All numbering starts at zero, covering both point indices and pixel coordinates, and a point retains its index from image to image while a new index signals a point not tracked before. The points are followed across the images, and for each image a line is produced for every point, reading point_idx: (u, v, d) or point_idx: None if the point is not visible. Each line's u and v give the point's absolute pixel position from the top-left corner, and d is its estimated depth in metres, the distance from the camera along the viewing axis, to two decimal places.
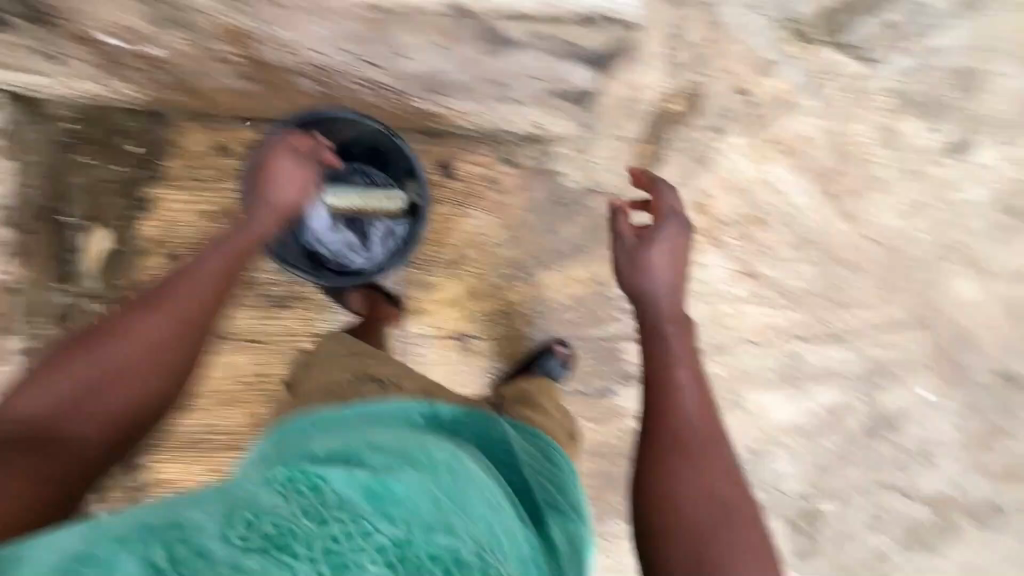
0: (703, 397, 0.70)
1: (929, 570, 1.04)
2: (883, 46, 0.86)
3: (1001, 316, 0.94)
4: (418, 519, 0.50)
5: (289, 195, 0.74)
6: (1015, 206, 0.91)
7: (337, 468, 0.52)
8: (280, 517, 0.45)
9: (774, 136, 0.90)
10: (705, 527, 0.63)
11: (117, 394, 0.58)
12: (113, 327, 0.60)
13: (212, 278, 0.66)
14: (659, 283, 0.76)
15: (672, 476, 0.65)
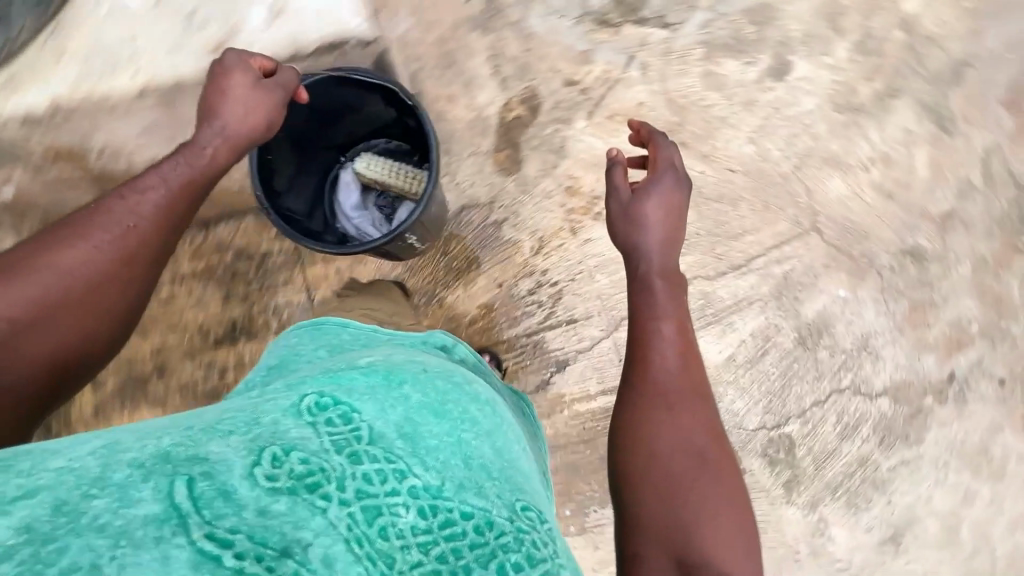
0: (682, 352, 0.71)
1: (918, 462, 1.02)
2: (675, 12, 1.03)
3: (873, 199, 1.04)
4: (450, 470, 0.50)
5: (239, 117, 0.76)
6: (842, 103, 1.05)
7: (371, 402, 0.53)
8: (310, 455, 0.44)
9: (612, 111, 1.02)
10: (683, 484, 0.62)
11: (60, 323, 0.62)
12: (39, 259, 0.62)
13: (159, 218, 0.69)
14: (645, 242, 0.79)
15: (653, 421, 0.66)
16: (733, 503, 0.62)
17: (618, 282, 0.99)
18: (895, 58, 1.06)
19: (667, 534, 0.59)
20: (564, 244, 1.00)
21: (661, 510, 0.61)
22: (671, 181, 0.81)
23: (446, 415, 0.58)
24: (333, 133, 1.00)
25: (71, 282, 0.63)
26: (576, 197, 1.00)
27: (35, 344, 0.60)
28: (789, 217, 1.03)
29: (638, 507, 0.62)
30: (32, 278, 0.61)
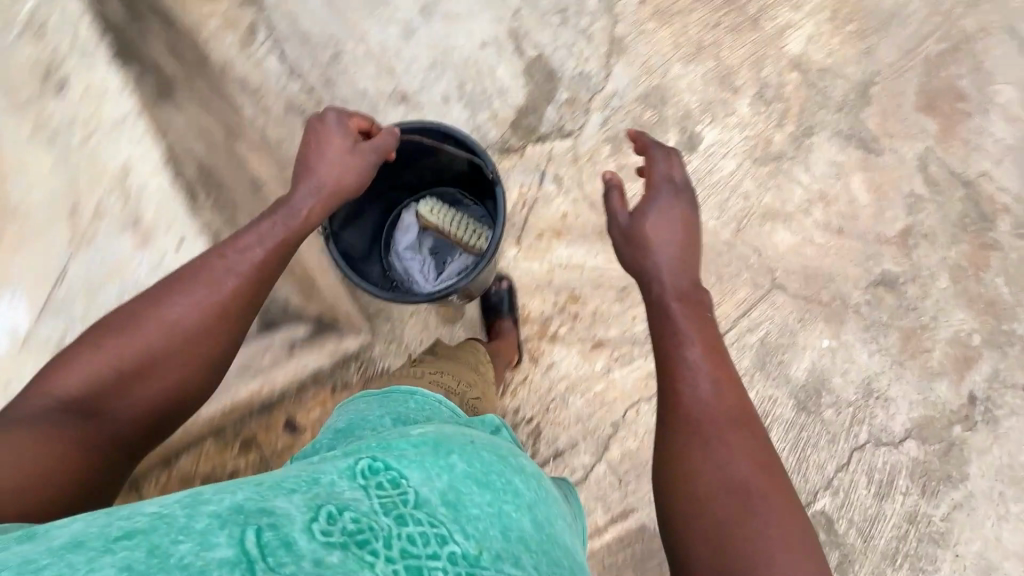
0: (717, 382, 0.59)
1: (973, 502, 0.92)
2: (572, 120, 1.05)
3: (824, 239, 1.01)
4: (493, 539, 0.42)
5: (330, 173, 0.75)
6: (761, 156, 1.04)
7: (419, 465, 0.46)
8: (360, 512, 0.38)
9: (539, 229, 1.02)
10: (738, 526, 0.51)
11: (159, 379, 0.62)
12: (142, 313, 0.63)
13: (246, 271, 0.67)
14: (661, 262, 0.68)
15: (692, 457, 0.56)
16: (796, 542, 0.51)
17: (593, 400, 0.95)
18: (798, 97, 1.07)
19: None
20: (528, 375, 0.97)
21: (712, 554, 0.51)
22: (667, 198, 0.71)
23: (494, 485, 0.48)
24: (407, 178, 1.03)
25: (172, 337, 0.63)
26: (527, 325, 0.98)
27: (140, 393, 0.62)
28: (747, 281, 1.00)
29: (685, 550, 0.53)
30: (136, 334, 0.62)
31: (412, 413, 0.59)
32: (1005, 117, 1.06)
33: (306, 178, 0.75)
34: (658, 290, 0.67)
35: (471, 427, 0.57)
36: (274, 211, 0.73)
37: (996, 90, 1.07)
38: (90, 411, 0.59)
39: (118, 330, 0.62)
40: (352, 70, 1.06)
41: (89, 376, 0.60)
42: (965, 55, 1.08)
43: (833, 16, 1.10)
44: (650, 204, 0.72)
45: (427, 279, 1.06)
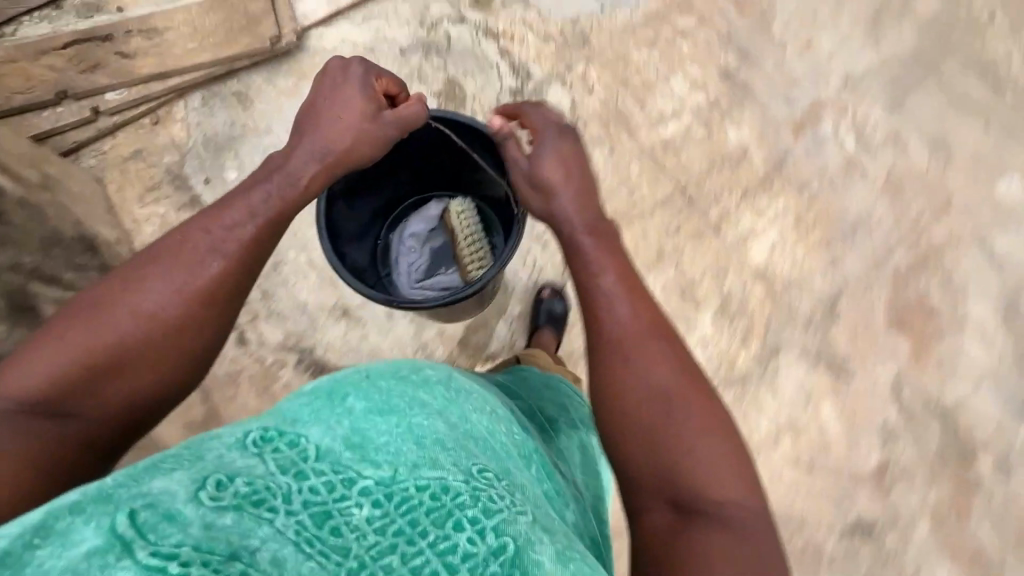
0: (633, 305, 0.59)
1: None
2: (521, 337, 1.01)
3: (793, 476, 0.95)
4: (406, 453, 0.44)
5: (345, 126, 0.69)
6: (724, 379, 0.98)
7: (317, 421, 0.45)
8: (255, 475, 0.39)
9: None
10: (663, 433, 0.53)
11: (148, 374, 0.54)
12: (113, 301, 0.54)
13: (236, 260, 0.60)
14: (560, 199, 0.67)
15: (617, 381, 0.57)
16: (721, 437, 0.54)
17: None
18: (763, 310, 1.01)
19: (654, 482, 0.53)
20: None
21: (647, 460, 0.54)
22: (555, 138, 0.71)
23: (397, 412, 0.48)
24: (444, 176, 1.08)
25: (154, 327, 0.55)
26: None
27: (126, 384, 0.53)
28: None
29: (626, 462, 0.55)
30: (109, 320, 0.53)
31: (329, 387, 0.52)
32: (981, 338, 1.00)
33: (310, 132, 0.69)
34: (565, 229, 0.67)
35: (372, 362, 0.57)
36: (273, 178, 0.66)
37: (968, 307, 1.02)
38: (57, 412, 0.50)
39: (83, 318, 0.53)
40: (293, 279, 0.99)
41: (52, 366, 0.50)
42: (932, 268, 1.04)
43: (799, 222, 1.06)
44: (537, 141, 0.71)
45: (408, 280, 1.12)
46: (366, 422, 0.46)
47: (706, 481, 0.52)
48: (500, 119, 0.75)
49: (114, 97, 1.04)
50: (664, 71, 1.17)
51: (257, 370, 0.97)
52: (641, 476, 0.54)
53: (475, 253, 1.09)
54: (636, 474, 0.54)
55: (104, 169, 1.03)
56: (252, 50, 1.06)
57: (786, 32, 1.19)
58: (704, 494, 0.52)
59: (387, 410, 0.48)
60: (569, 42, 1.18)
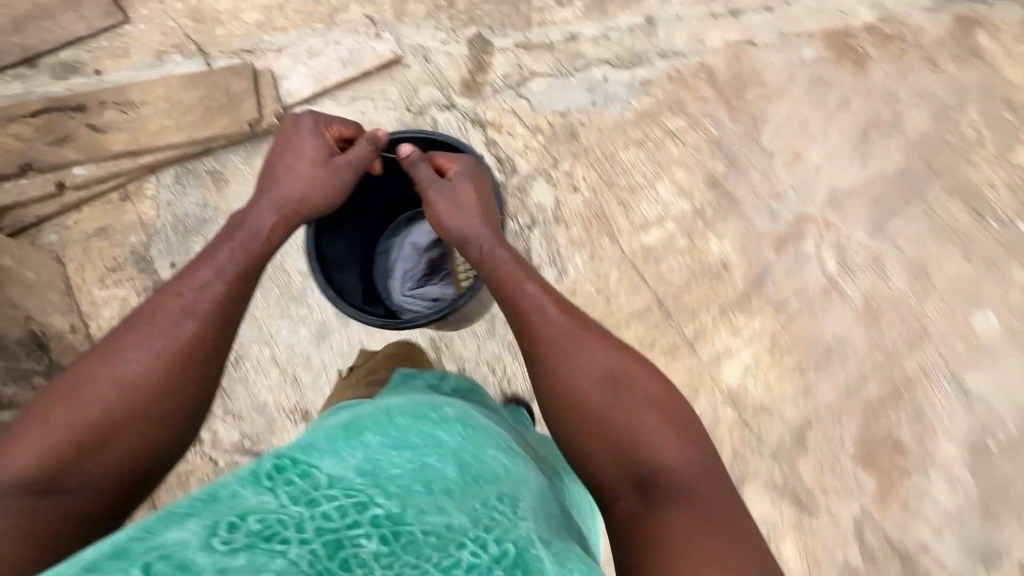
0: (558, 308, 0.79)
1: None
2: None
3: None
4: (416, 498, 0.49)
5: (299, 172, 0.81)
6: None
7: (329, 456, 0.51)
8: (268, 510, 0.44)
9: None
10: (607, 411, 0.71)
11: (140, 437, 0.60)
12: (96, 370, 0.61)
13: (212, 319, 0.66)
14: (473, 224, 0.90)
15: (568, 377, 0.74)
16: (666, 410, 0.72)
17: None
18: (730, 437, 1.01)
19: (620, 466, 0.68)
20: None
21: (610, 449, 0.69)
22: (465, 165, 0.96)
23: (411, 447, 0.58)
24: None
25: (133, 394, 0.61)
26: None
27: (108, 453, 0.59)
28: None
29: (593, 449, 0.70)
30: (95, 395, 0.59)
31: (356, 426, 0.60)
32: (946, 479, 1.00)
33: (270, 189, 0.81)
34: (478, 251, 0.89)
35: (393, 400, 0.70)
36: (236, 235, 0.75)
37: (937, 445, 1.01)
38: (54, 487, 0.56)
39: (70, 390, 0.60)
40: (253, 376, 0.97)
41: (42, 453, 0.56)
42: (905, 401, 1.03)
43: (774, 345, 1.06)
44: (454, 167, 0.95)
45: (401, 288, 1.14)
46: (377, 456, 0.54)
47: (655, 442, 0.68)
48: (406, 145, 0.93)
49: (81, 172, 1.00)
50: (650, 176, 1.15)
51: (208, 472, 0.94)
52: (608, 455, 0.69)
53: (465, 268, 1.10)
54: (599, 453, 0.70)
55: (65, 247, 0.99)
56: (229, 133, 1.03)
57: (775, 142, 1.18)
58: (655, 456, 0.68)
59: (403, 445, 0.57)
60: (557, 136, 1.17)
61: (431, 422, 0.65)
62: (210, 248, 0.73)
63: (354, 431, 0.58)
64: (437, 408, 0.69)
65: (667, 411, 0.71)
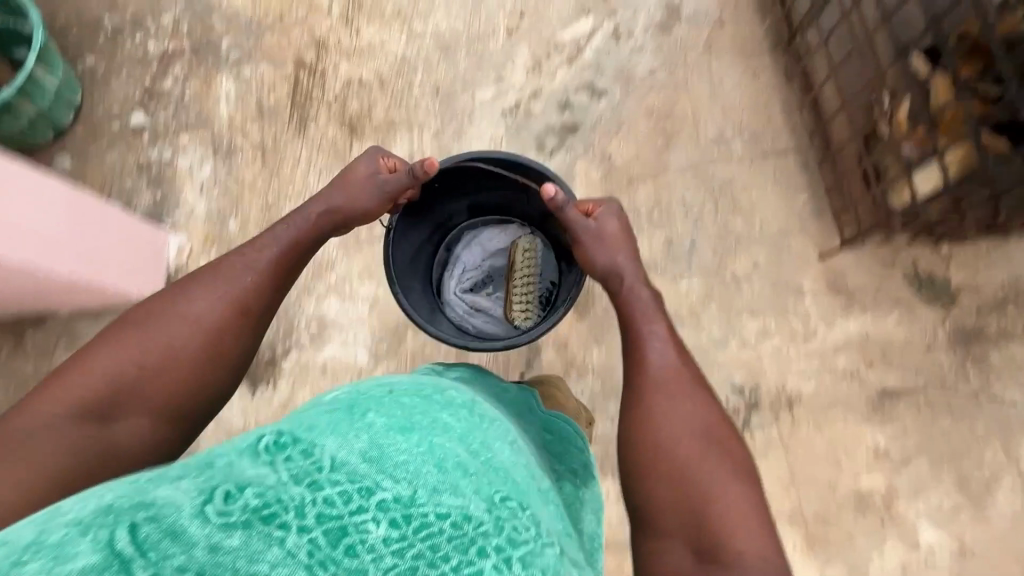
0: (682, 355, 0.73)
1: None
2: None
3: None
4: (427, 476, 0.41)
5: (359, 194, 0.84)
6: None
7: (335, 433, 0.43)
8: (265, 487, 0.38)
9: None
10: (694, 464, 0.61)
11: (165, 379, 0.60)
12: (161, 309, 0.64)
13: (253, 276, 0.70)
14: (620, 259, 0.82)
15: (659, 408, 0.66)
16: (755, 500, 0.60)
17: None
18: None
19: (685, 518, 0.58)
20: None
21: (680, 509, 0.59)
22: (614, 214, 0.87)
23: (413, 431, 0.46)
24: (530, 204, 1.01)
25: (193, 332, 0.63)
26: None
27: (158, 391, 0.60)
28: None
29: (655, 497, 0.61)
30: (157, 326, 0.62)
31: (369, 399, 0.51)
32: None
33: (338, 190, 0.84)
34: (619, 285, 0.81)
35: (395, 377, 0.58)
36: (337, 190, 0.84)
37: None
38: (103, 416, 0.57)
39: (136, 324, 0.62)
40: None
41: (110, 365, 0.59)
42: None
43: None
44: (600, 210, 0.86)
45: (456, 286, 1.05)
46: (385, 439, 0.43)
47: (730, 525, 0.57)
48: (558, 187, 0.82)
49: None
50: None
51: None
52: (676, 509, 0.59)
53: (525, 298, 1.02)
54: (665, 512, 0.60)
55: None
56: None
57: None
58: (730, 546, 0.55)
59: (408, 429, 0.45)
60: None
61: (434, 405, 0.53)
62: (272, 223, 0.79)
63: (356, 410, 0.49)
64: (443, 391, 0.57)
65: (754, 494, 0.60)
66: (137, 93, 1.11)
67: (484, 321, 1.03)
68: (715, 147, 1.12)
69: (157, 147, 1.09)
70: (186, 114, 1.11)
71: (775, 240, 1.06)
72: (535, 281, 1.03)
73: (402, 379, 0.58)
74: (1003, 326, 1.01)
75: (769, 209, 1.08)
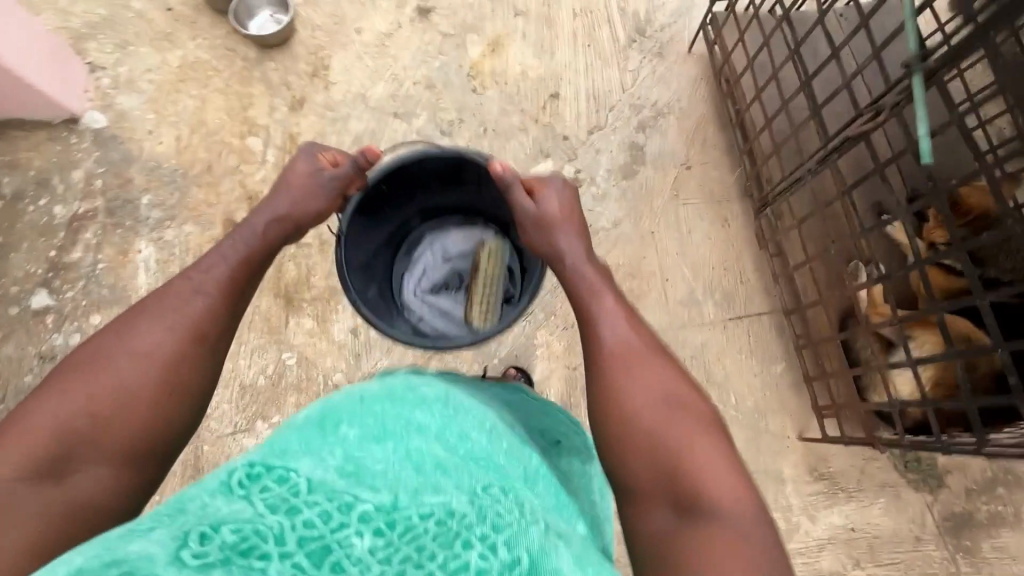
0: (634, 326, 0.64)
1: None
2: None
3: None
4: (405, 481, 0.42)
5: (309, 191, 0.77)
6: None
7: (305, 459, 0.42)
8: (241, 521, 0.34)
9: None
10: (665, 430, 0.56)
11: (126, 426, 0.50)
12: (105, 348, 0.53)
13: (205, 301, 0.60)
14: (564, 246, 0.74)
15: (618, 383, 0.60)
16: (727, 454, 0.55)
17: None
18: None
19: (659, 479, 0.54)
20: None
21: (653, 470, 0.55)
22: (560, 189, 0.78)
23: (388, 438, 0.48)
24: (493, 203, 0.94)
25: (148, 367, 0.53)
26: None
27: (118, 439, 0.50)
28: None
29: (628, 467, 0.56)
30: (104, 372, 0.51)
31: (342, 411, 0.51)
32: None
33: (284, 193, 0.75)
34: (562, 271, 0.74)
35: (364, 384, 0.57)
36: (282, 194, 0.75)
37: None
38: (57, 475, 0.47)
39: (83, 367, 0.52)
40: None
41: (59, 419, 0.48)
42: None
43: None
44: (543, 187, 0.77)
45: (415, 287, 0.99)
46: (359, 453, 0.45)
47: (705, 484, 0.52)
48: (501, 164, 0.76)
49: None
50: None
51: None
52: (651, 472, 0.54)
53: (486, 302, 0.97)
54: (641, 481, 0.55)
55: None
56: None
57: None
58: (705, 502, 0.51)
59: (382, 438, 0.47)
60: None
61: (409, 405, 0.53)
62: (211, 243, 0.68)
63: (326, 424, 0.49)
64: (414, 388, 0.56)
65: (723, 447, 0.55)
66: (41, 269, 0.99)
67: (445, 322, 0.98)
68: (685, 309, 1.04)
69: (62, 333, 0.97)
70: (98, 289, 1.00)
71: (753, 419, 0.99)
72: (498, 285, 0.98)
73: (362, 387, 0.56)
74: (993, 510, 0.94)
75: (745, 381, 1.01)
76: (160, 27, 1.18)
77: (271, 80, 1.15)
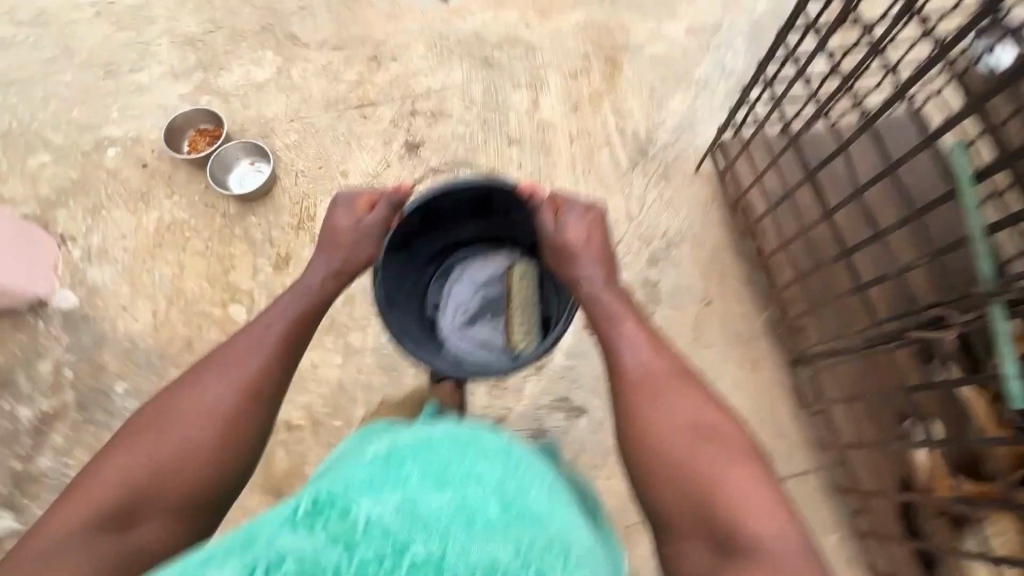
0: (654, 350, 0.62)
1: None
2: None
3: None
4: (455, 533, 0.41)
5: (349, 238, 0.74)
6: None
7: (365, 494, 0.43)
8: (304, 552, 0.37)
9: None
10: (695, 463, 0.53)
11: (183, 475, 0.52)
12: (174, 401, 0.55)
13: (262, 356, 0.60)
14: (586, 277, 0.69)
15: (641, 415, 0.58)
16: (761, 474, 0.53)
17: None
18: None
19: (691, 509, 0.52)
20: None
21: (685, 503, 0.53)
22: (580, 209, 0.74)
23: (449, 484, 0.46)
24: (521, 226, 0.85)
25: (211, 424, 0.55)
26: None
27: (176, 487, 0.52)
28: None
29: (658, 503, 0.54)
30: (168, 431, 0.53)
31: (403, 448, 0.50)
32: None
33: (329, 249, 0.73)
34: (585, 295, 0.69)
35: (428, 426, 0.56)
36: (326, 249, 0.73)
37: None
38: (121, 522, 0.49)
39: (151, 421, 0.54)
40: None
41: (125, 470, 0.51)
42: None
43: None
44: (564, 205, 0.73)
45: (451, 322, 0.86)
46: (417, 494, 0.44)
47: (738, 505, 0.50)
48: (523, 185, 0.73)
49: None
50: None
51: None
52: (683, 506, 0.52)
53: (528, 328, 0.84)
54: (673, 515, 0.53)
55: None
56: None
57: None
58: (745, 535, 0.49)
59: (442, 484, 0.45)
60: None
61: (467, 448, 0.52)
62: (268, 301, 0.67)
63: (390, 461, 0.48)
64: (471, 439, 0.53)
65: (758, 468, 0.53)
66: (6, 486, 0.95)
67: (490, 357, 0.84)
68: None
69: None
70: None
71: None
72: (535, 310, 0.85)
73: (421, 429, 0.55)
74: None
75: None
76: (134, 186, 1.11)
77: (252, 237, 1.08)
